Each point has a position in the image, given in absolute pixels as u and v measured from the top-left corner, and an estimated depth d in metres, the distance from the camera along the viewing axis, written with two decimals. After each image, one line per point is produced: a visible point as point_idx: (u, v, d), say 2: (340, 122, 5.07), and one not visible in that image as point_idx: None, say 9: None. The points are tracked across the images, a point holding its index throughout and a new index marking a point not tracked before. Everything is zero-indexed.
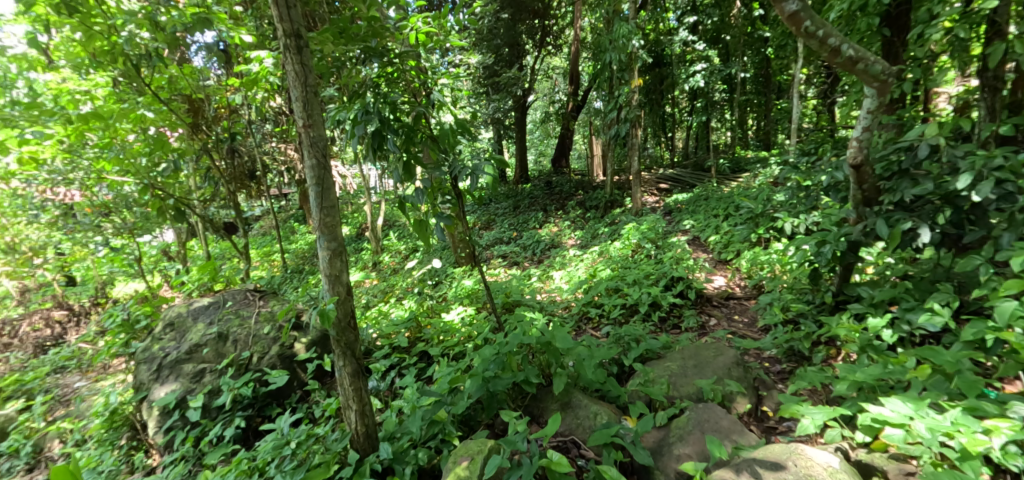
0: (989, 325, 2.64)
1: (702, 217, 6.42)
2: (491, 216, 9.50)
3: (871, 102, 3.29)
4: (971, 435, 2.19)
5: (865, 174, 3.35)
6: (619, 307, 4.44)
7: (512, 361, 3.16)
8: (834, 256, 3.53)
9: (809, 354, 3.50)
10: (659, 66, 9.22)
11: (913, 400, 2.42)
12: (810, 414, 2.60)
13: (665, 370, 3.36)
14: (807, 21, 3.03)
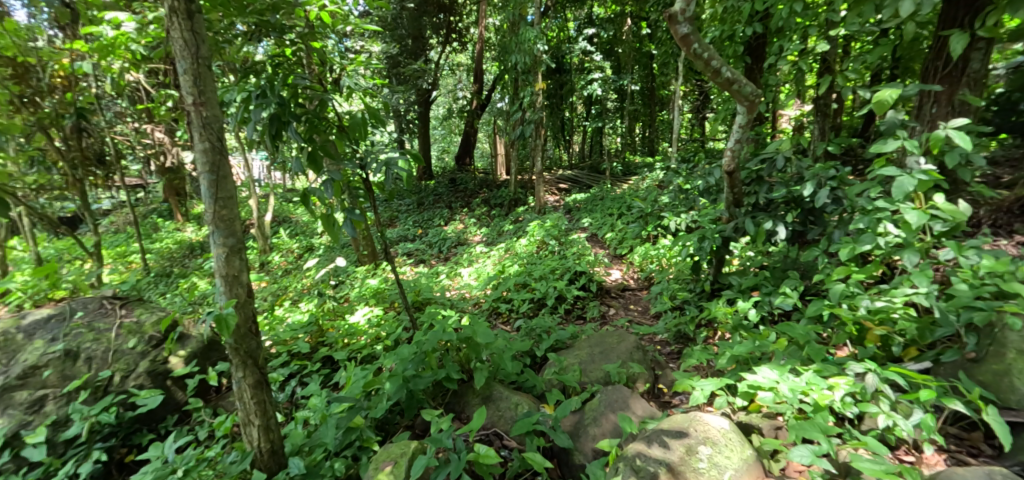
0: (826, 303, 3.26)
1: (599, 216, 6.91)
2: (393, 213, 9.15)
3: (742, 118, 3.84)
4: (819, 391, 2.70)
5: (735, 179, 3.91)
6: (529, 301, 4.63)
7: (432, 358, 3.15)
8: (712, 250, 4.09)
9: (692, 336, 3.97)
10: (558, 72, 9.66)
11: (779, 367, 2.95)
12: (701, 387, 2.98)
13: (575, 358, 3.61)
14: (695, 44, 3.47)
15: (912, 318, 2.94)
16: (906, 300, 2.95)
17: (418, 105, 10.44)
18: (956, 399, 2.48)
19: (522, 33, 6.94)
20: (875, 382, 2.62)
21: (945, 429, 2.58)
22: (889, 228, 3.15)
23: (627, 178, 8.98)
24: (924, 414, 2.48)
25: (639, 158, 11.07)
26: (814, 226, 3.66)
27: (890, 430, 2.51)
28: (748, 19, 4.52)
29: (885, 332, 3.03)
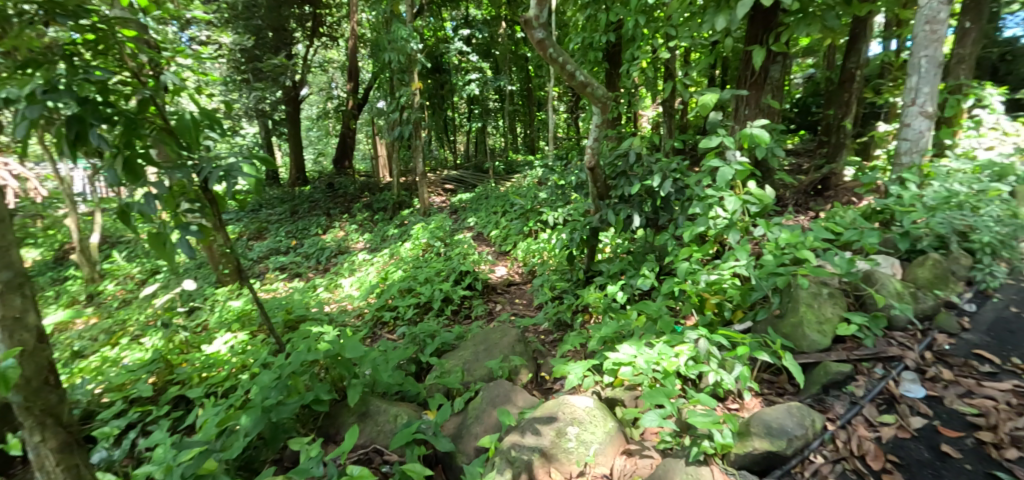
0: (676, 280, 3.68)
1: (484, 215, 7.18)
2: (262, 224, 8.72)
3: (598, 118, 4.22)
4: (669, 360, 2.97)
5: (598, 175, 4.34)
6: (414, 306, 4.77)
7: (297, 382, 2.96)
8: (582, 241, 4.49)
9: (571, 322, 4.36)
10: (438, 72, 9.58)
11: (637, 344, 3.24)
12: (572, 371, 3.27)
13: (458, 359, 3.84)
14: (551, 48, 3.75)
15: (736, 285, 3.41)
16: (731, 271, 3.42)
17: (287, 105, 9.97)
18: (765, 350, 2.82)
19: (394, 31, 6.99)
20: (705, 346, 2.94)
21: (758, 374, 2.97)
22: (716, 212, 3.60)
23: (512, 175, 9.42)
24: (741, 367, 2.84)
25: (522, 155, 11.56)
26: (662, 214, 4.16)
27: (718, 384, 2.83)
28: (603, 29, 5.00)
29: (719, 299, 3.45)
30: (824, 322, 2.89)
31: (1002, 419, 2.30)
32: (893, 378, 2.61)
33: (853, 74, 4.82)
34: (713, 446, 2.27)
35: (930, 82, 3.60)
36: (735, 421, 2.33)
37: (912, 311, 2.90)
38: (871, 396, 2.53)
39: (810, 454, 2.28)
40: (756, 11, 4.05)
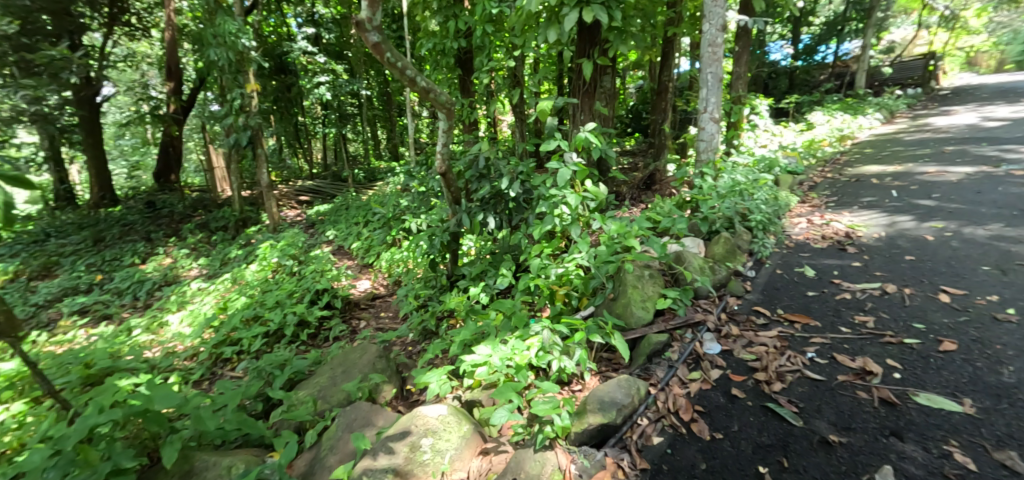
0: (530, 276, 3.61)
1: (344, 226, 7.11)
2: (52, 258, 7.25)
3: (444, 124, 4.11)
4: (521, 354, 2.85)
5: (450, 179, 4.40)
6: (261, 335, 4.51)
7: (88, 451, 2.15)
8: (441, 245, 4.59)
9: (436, 329, 4.48)
10: (283, 72, 9.19)
11: (493, 341, 3.05)
12: (428, 379, 2.87)
13: (313, 386, 3.41)
14: (388, 53, 3.45)
15: (581, 275, 3.46)
16: (574, 263, 3.50)
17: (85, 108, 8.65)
18: (602, 332, 2.94)
19: (221, 25, 6.53)
20: (549, 335, 2.86)
21: (597, 355, 3.04)
22: (561, 208, 3.77)
23: (373, 183, 9.40)
24: (581, 351, 2.84)
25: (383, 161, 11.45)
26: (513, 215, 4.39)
27: (560, 370, 2.80)
28: (455, 36, 5.22)
29: (567, 289, 3.51)
30: (646, 299, 3.18)
31: (770, 359, 2.73)
32: (696, 339, 2.99)
33: (666, 87, 5.63)
34: (554, 429, 2.40)
35: (716, 94, 4.34)
36: (573, 402, 2.46)
37: (711, 281, 3.33)
38: (683, 358, 2.86)
39: (637, 419, 2.50)
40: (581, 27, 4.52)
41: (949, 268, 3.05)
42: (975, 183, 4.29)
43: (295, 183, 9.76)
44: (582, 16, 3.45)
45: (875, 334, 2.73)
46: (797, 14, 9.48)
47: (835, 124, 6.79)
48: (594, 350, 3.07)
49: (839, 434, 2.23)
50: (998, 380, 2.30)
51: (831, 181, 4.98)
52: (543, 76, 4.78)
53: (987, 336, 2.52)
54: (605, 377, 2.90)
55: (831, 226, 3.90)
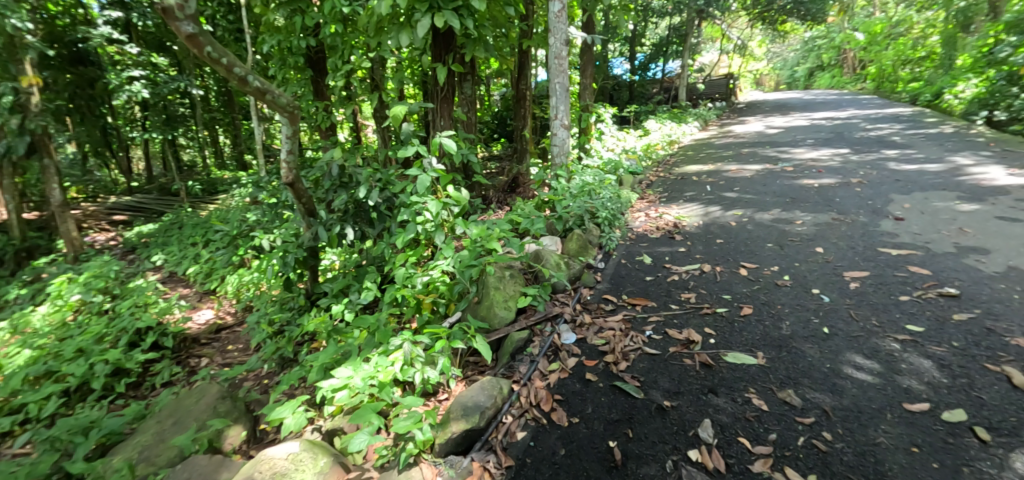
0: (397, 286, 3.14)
1: (176, 248, 6.46)
2: None
3: (286, 128, 3.33)
4: (386, 370, 2.53)
5: (300, 189, 3.51)
6: (57, 395, 3.54)
7: None
8: (297, 262, 3.71)
9: (294, 356, 3.78)
10: (82, 63, 7.44)
11: (355, 361, 2.63)
12: (279, 415, 2.41)
13: (134, 448, 2.77)
14: (209, 46, 2.65)
15: (446, 281, 3.24)
16: (439, 269, 3.23)
17: None
18: (465, 337, 2.81)
19: None
20: (410, 347, 2.63)
21: (462, 360, 2.91)
22: (424, 215, 3.36)
23: (213, 197, 8.67)
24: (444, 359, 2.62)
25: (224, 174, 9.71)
26: (375, 225, 3.70)
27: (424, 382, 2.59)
28: (303, 33, 4.90)
29: (434, 297, 3.22)
30: (508, 299, 3.17)
31: (617, 341, 2.88)
32: (554, 332, 3.04)
33: (525, 95, 6.01)
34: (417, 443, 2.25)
35: (564, 102, 4.74)
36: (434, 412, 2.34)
37: (566, 275, 3.47)
38: (543, 351, 2.88)
39: (501, 418, 2.46)
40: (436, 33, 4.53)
41: (746, 247, 3.70)
42: (764, 177, 5.29)
43: (105, 201, 8.55)
44: (434, 22, 3.48)
45: (696, 307, 3.08)
46: (631, 35, 10.61)
47: (665, 130, 7.82)
48: (460, 356, 2.92)
49: (670, 398, 2.41)
50: (779, 332, 2.70)
51: (663, 179, 5.72)
52: (401, 79, 4.73)
53: (772, 299, 3.00)
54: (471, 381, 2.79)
55: (662, 218, 4.51)
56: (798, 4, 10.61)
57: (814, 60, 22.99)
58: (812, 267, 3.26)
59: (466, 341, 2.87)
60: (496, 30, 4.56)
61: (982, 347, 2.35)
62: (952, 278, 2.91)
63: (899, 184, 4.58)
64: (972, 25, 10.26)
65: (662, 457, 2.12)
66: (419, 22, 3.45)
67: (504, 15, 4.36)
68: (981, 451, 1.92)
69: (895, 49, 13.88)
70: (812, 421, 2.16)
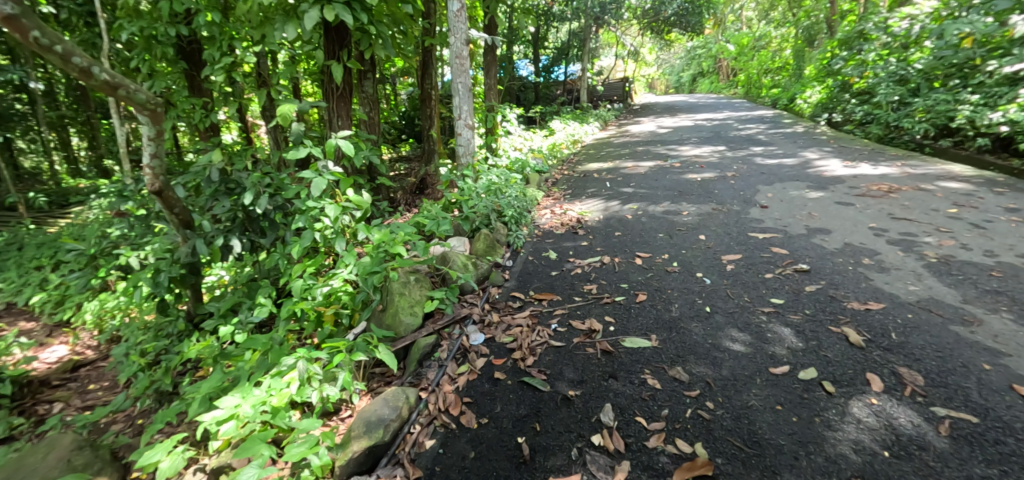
0: (292, 300, 2.96)
1: (14, 274, 5.08)
2: None
3: (147, 129, 2.86)
4: (279, 393, 2.36)
5: (170, 198, 3.07)
6: None
7: None
8: (173, 281, 3.22)
9: (175, 389, 3.34)
10: None
11: (242, 388, 2.41)
12: (151, 460, 2.10)
13: None
14: (36, 30, 2.22)
15: (349, 291, 3.13)
16: (340, 279, 3.11)
17: None
18: (368, 347, 2.67)
19: None
20: (305, 365, 2.45)
21: (367, 372, 2.84)
22: (322, 222, 3.24)
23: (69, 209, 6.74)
24: (344, 373, 2.53)
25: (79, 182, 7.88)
26: (267, 234, 3.39)
27: (324, 400, 2.48)
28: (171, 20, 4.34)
29: (337, 308, 3.10)
30: (414, 304, 3.15)
31: (524, 337, 2.99)
32: (463, 334, 3.09)
33: (431, 95, 5.92)
34: (313, 470, 2.05)
35: (467, 102, 4.80)
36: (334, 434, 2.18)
37: (474, 277, 3.54)
38: (452, 355, 2.91)
39: (409, 429, 2.42)
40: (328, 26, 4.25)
41: (641, 238, 4.02)
42: (656, 172, 5.75)
43: None
44: (324, 15, 3.36)
45: (597, 297, 3.27)
46: (534, 38, 10.93)
47: (569, 130, 8.16)
48: (364, 368, 2.85)
49: (574, 388, 2.52)
50: (670, 315, 2.95)
51: (567, 177, 6.00)
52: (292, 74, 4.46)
53: (663, 285, 3.28)
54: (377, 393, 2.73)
55: (567, 214, 4.75)
56: (680, 17, 11.59)
57: (697, 67, 25.12)
58: (697, 253, 3.62)
59: (369, 353, 2.74)
60: (394, 28, 4.38)
61: (827, 312, 2.76)
62: (805, 256, 3.37)
63: (765, 176, 5.19)
64: (814, 41, 11.88)
65: (568, 446, 2.20)
66: (307, 14, 3.32)
67: (403, 13, 4.21)
68: (828, 401, 2.20)
69: (759, 59, 15.63)
70: (697, 393, 2.35)
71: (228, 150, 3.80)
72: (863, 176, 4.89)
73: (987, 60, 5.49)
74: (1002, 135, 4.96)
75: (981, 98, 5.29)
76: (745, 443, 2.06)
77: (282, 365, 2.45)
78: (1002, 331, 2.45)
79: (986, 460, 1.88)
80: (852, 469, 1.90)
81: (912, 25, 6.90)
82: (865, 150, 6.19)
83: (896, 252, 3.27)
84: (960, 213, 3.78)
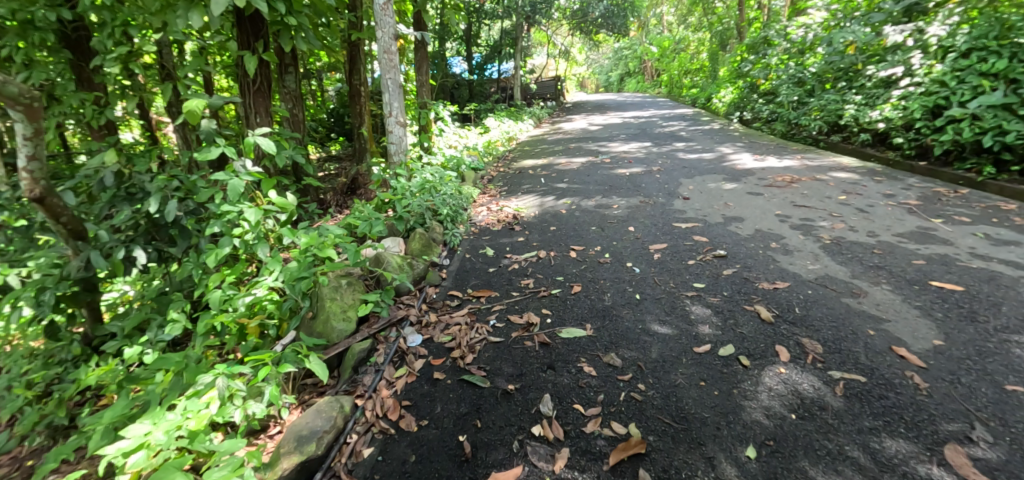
0: (209, 314, 2.87)
1: None
2: None
3: (22, 127, 2.55)
4: (197, 415, 2.23)
5: (54, 206, 2.75)
6: None
7: None
8: (61, 300, 2.90)
9: (73, 422, 2.98)
10: None
11: (151, 415, 2.21)
12: None
13: None
14: None
15: (274, 300, 3.03)
16: (264, 286, 2.98)
17: None
18: (296, 358, 2.64)
19: None
20: (225, 383, 2.34)
21: (297, 384, 2.77)
22: (242, 228, 3.13)
23: None
24: (271, 387, 2.44)
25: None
26: (177, 243, 3.15)
27: (248, 418, 2.39)
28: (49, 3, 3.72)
29: (262, 320, 2.97)
30: (347, 309, 3.09)
31: (464, 335, 3.00)
32: (400, 336, 3.06)
33: (359, 91, 5.80)
34: None
35: (398, 99, 4.70)
36: (260, 453, 2.09)
37: (410, 278, 3.49)
38: (389, 358, 2.87)
39: (345, 439, 2.38)
40: (241, 15, 3.98)
41: (575, 232, 4.18)
42: (588, 168, 5.98)
43: None
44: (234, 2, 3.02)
45: (534, 291, 3.37)
46: (466, 35, 10.91)
47: (504, 127, 8.31)
48: (293, 380, 2.78)
49: (514, 382, 2.58)
50: (603, 304, 3.12)
51: (502, 174, 6.10)
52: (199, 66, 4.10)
53: (596, 276, 3.45)
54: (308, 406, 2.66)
55: (503, 211, 4.84)
56: (606, 19, 12.01)
57: (623, 67, 26.16)
58: (626, 244, 3.83)
59: (298, 364, 2.70)
60: (316, 20, 4.24)
61: (742, 293, 3.03)
62: (722, 243, 3.66)
63: (686, 170, 5.54)
64: (726, 46, 12.76)
65: (510, 439, 2.26)
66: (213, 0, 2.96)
67: (326, 7, 4.11)
68: (745, 374, 2.42)
69: (679, 61, 16.55)
70: (629, 377, 2.50)
71: (127, 152, 3.50)
72: (769, 169, 5.35)
73: (867, 65, 6.11)
74: (879, 131, 5.57)
75: (863, 99, 5.89)
76: (673, 420, 2.23)
77: (199, 385, 2.32)
78: (883, 300, 2.81)
79: (873, 414, 2.14)
80: (765, 433, 2.11)
81: (807, 32, 7.57)
82: (772, 145, 6.76)
83: (798, 236, 3.63)
84: (848, 200, 4.25)
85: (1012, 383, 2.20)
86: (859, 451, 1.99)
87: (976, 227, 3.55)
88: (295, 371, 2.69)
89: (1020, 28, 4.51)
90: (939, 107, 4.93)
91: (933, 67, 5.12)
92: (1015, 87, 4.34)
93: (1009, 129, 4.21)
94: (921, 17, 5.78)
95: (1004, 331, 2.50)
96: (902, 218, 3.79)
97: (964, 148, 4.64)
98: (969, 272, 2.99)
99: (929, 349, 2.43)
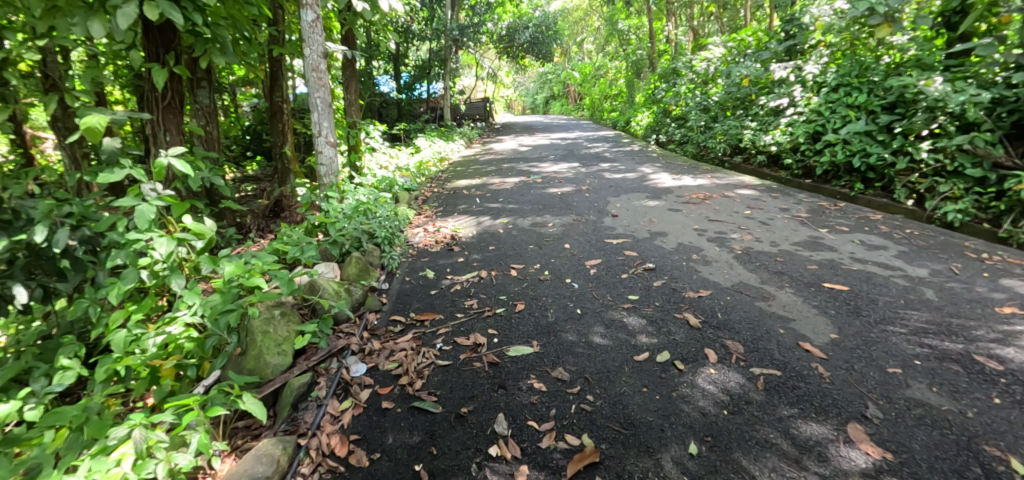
0: (114, 357, 2.54)
1: None
2: None
3: None
4: (105, 476, 1.97)
5: None
6: None
7: None
8: None
9: None
10: None
11: None
12: None
13: None
14: None
15: (193, 337, 2.75)
16: (179, 323, 2.71)
17: None
18: (226, 400, 2.41)
19: None
20: (143, 433, 2.09)
21: (228, 428, 2.52)
22: (152, 257, 2.81)
23: None
24: (199, 435, 2.21)
25: None
26: (68, 277, 2.77)
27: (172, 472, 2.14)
28: None
29: (179, 361, 2.69)
30: (282, 342, 2.89)
31: (410, 361, 2.97)
32: (342, 367, 2.96)
33: (281, 108, 5.55)
34: None
35: (327, 118, 4.58)
36: None
37: (348, 305, 3.38)
38: (332, 392, 2.76)
39: None
40: (149, 25, 3.71)
41: (514, 250, 4.31)
42: (521, 187, 6.18)
43: None
44: (144, 12, 2.75)
45: (479, 312, 3.42)
46: (393, 54, 10.84)
47: (435, 147, 8.37)
48: (224, 425, 2.52)
49: (466, 405, 2.59)
50: (547, 320, 3.24)
51: (437, 194, 6.13)
52: (97, 79, 3.69)
53: (538, 293, 3.58)
54: (242, 452, 2.43)
55: (440, 232, 4.86)
56: (532, 45, 12.64)
57: (547, 89, 27.28)
58: (563, 261, 4.02)
59: (228, 405, 2.47)
60: (235, 33, 4.04)
61: (672, 302, 3.30)
62: (650, 256, 3.96)
63: (612, 189, 5.91)
64: (640, 74, 13.74)
65: (467, 463, 2.26)
66: (120, 10, 2.70)
67: (245, 18, 3.92)
68: (680, 377, 2.65)
69: (599, 87, 17.57)
70: (578, 389, 2.63)
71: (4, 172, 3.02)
72: (685, 187, 5.87)
73: (759, 96, 6.93)
74: (773, 152, 6.32)
75: (758, 126, 6.69)
76: (622, 426, 2.38)
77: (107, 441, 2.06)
78: (788, 302, 3.20)
79: (789, 402, 2.44)
80: (703, 430, 2.32)
81: (708, 65, 8.41)
82: (684, 165, 7.39)
83: (714, 247, 4.02)
84: (753, 214, 4.76)
85: (892, 367, 2.61)
86: (781, 438, 2.25)
87: (853, 235, 4.15)
88: (224, 414, 2.43)
89: (874, 69, 5.37)
90: (818, 133, 5.71)
91: (811, 99, 5.91)
92: (873, 117, 5.13)
93: (872, 152, 4.97)
94: (799, 56, 6.59)
95: (882, 322, 2.95)
96: (797, 229, 4.33)
97: (839, 168, 5.42)
98: (852, 274, 3.50)
99: (828, 342, 2.81)
